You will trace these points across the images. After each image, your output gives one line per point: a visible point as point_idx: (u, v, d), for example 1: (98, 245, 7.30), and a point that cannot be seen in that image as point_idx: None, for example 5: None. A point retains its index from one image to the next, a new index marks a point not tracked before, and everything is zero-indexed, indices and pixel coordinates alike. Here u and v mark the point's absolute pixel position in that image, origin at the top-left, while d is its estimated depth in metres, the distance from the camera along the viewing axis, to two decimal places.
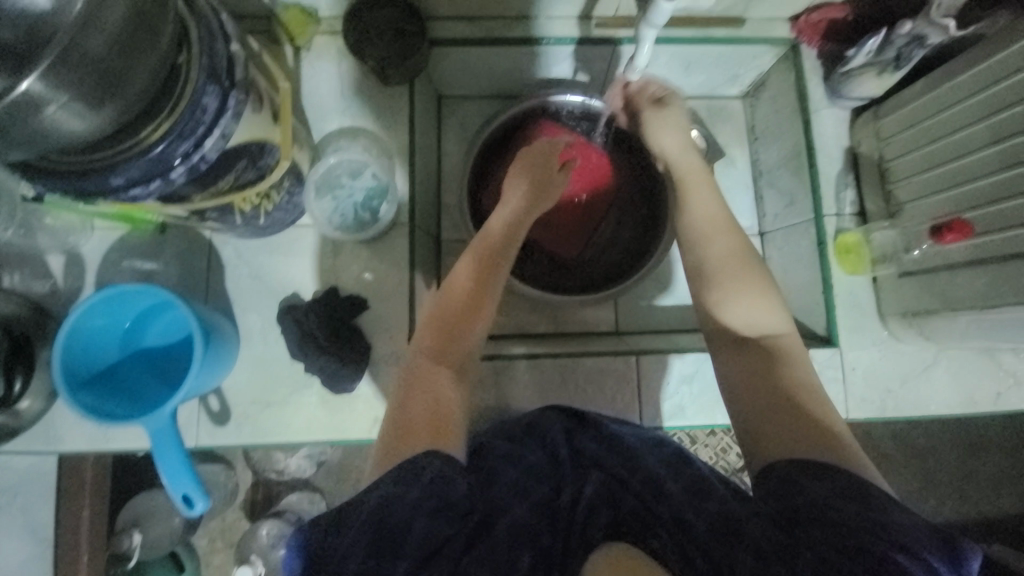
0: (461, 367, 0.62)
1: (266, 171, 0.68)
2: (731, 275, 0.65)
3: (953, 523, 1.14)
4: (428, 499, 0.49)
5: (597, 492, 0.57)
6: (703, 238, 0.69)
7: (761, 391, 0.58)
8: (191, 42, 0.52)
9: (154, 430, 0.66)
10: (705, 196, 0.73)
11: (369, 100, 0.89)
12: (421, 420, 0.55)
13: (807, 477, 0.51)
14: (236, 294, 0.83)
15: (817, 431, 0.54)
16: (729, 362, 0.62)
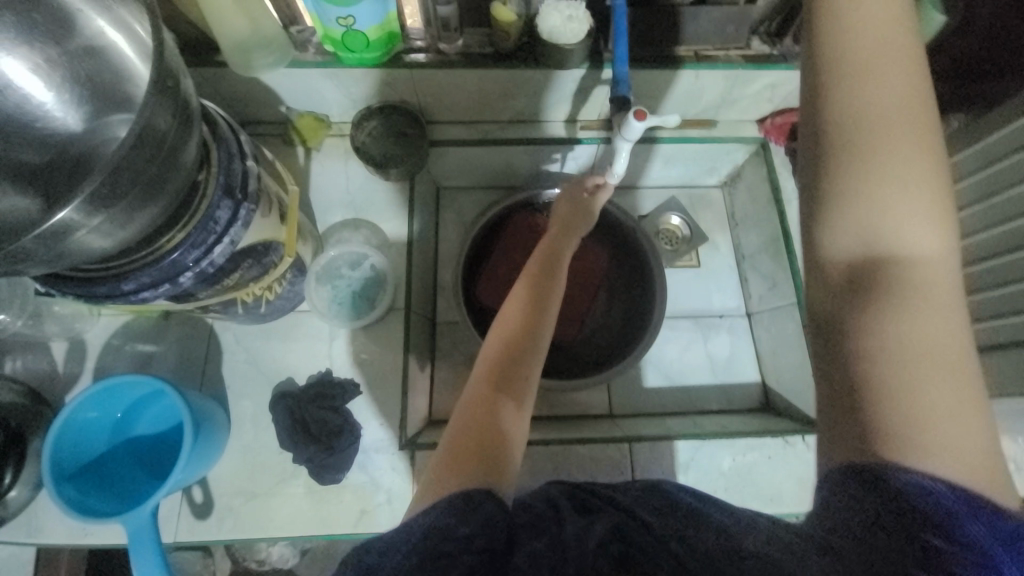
0: (520, 396, 0.58)
1: (271, 266, 0.72)
2: (893, 186, 0.42)
3: None
4: (473, 526, 0.42)
5: (607, 524, 0.45)
6: (877, 117, 0.43)
7: (922, 326, 0.39)
8: (211, 161, 0.58)
9: (133, 529, 0.64)
10: (884, 85, 0.44)
11: (371, 194, 0.96)
12: (481, 457, 0.49)
13: (874, 488, 0.38)
14: (232, 379, 0.84)
15: (959, 366, 0.38)
16: (839, 299, 0.43)
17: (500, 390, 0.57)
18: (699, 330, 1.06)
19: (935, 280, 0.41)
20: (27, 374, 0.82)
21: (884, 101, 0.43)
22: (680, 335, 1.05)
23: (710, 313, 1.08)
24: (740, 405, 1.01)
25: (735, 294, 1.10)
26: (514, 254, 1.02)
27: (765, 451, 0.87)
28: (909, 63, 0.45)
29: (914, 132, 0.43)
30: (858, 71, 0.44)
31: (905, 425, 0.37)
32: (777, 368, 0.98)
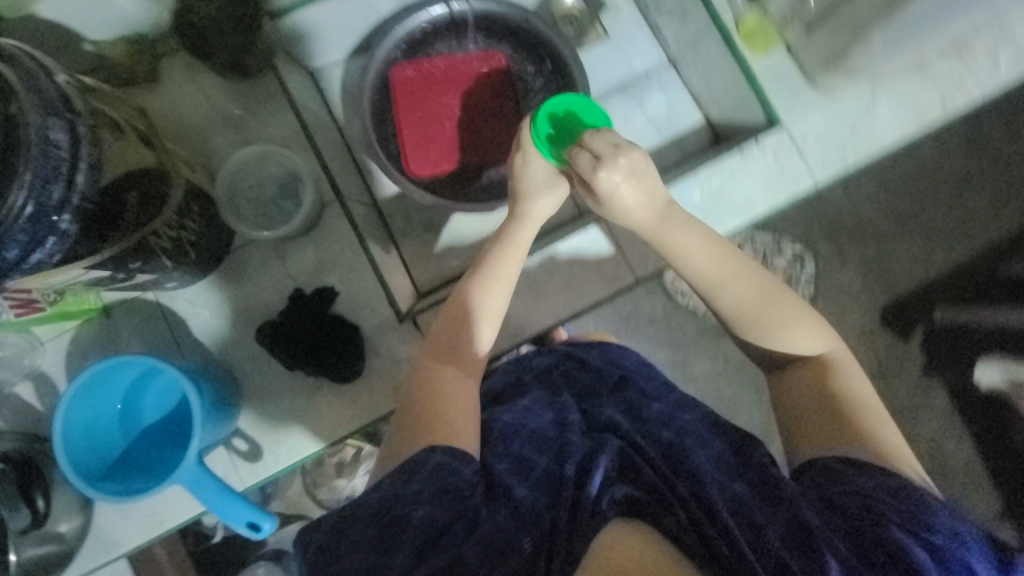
0: (465, 360, 0.68)
1: (166, 197, 0.65)
2: (778, 313, 0.67)
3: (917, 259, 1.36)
4: (426, 493, 0.54)
5: (616, 457, 0.57)
6: (720, 284, 0.66)
7: (805, 420, 0.65)
8: (10, 82, 0.48)
9: (189, 480, 0.65)
10: (692, 244, 0.65)
11: (240, 101, 0.85)
12: (438, 419, 0.62)
13: (852, 472, 0.59)
14: (210, 338, 0.81)
15: (843, 434, 0.62)
16: (789, 378, 0.68)
17: (453, 365, 0.67)
18: (632, 98, 1.02)
19: (825, 380, 0.66)
20: (12, 425, 0.78)
21: (742, 288, 0.66)
22: (616, 111, 1.02)
23: (635, 77, 1.03)
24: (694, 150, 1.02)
25: (653, 47, 1.04)
26: (418, 98, 0.92)
27: (727, 167, 0.86)
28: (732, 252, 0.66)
29: (739, 267, 0.66)
30: (665, 227, 0.65)
31: (806, 441, 0.64)
32: (716, 95, 0.97)
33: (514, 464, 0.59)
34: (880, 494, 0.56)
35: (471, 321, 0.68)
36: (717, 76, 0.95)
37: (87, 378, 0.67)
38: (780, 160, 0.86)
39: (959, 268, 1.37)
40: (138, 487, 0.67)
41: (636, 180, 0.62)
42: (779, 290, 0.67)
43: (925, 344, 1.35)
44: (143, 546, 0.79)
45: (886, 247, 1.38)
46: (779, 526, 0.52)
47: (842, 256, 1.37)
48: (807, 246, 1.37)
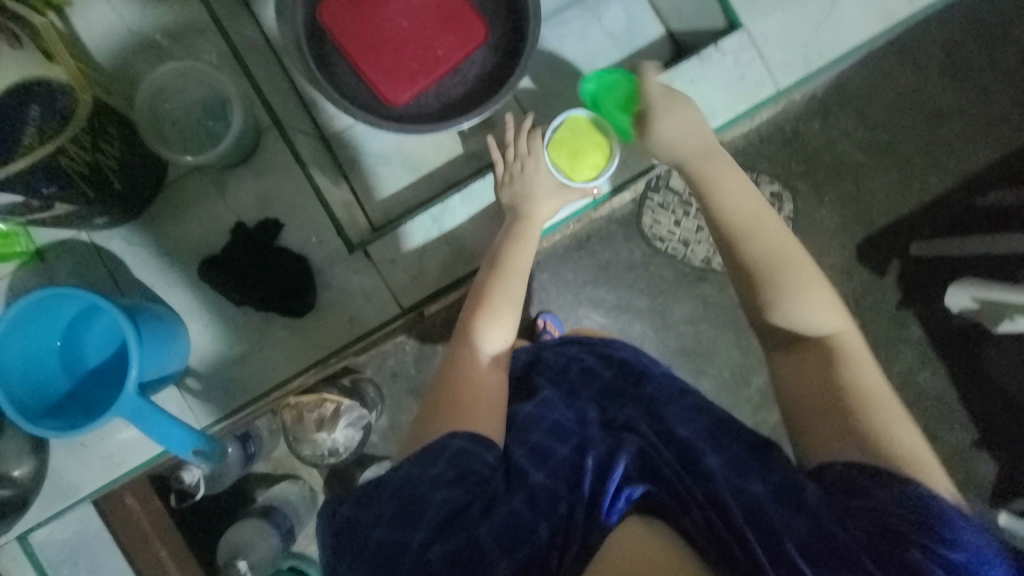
0: (489, 361, 0.68)
1: (70, 112, 0.60)
2: (792, 279, 0.64)
3: (893, 199, 1.35)
4: (443, 477, 0.52)
5: (637, 458, 0.53)
6: (750, 228, 0.66)
7: (817, 407, 0.58)
8: None
9: (130, 411, 0.62)
10: (733, 194, 0.68)
11: (157, 22, 0.78)
12: (464, 408, 0.61)
13: (874, 484, 0.52)
14: (153, 278, 0.77)
15: (856, 428, 0.56)
16: (789, 359, 0.63)
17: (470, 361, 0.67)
18: (589, 12, 0.96)
19: (834, 364, 0.60)
20: None
21: (772, 231, 0.66)
22: (573, 29, 0.96)
23: None
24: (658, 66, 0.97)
25: None
26: (359, 7, 0.82)
27: (684, 75, 0.82)
28: (767, 211, 0.68)
29: (774, 220, 0.67)
30: (701, 160, 0.72)
31: (826, 448, 0.56)
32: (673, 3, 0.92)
33: (532, 453, 0.56)
34: (896, 509, 0.50)
35: (489, 310, 0.70)
36: None
37: (11, 318, 0.63)
38: (741, 65, 0.82)
39: (936, 198, 1.35)
40: (81, 422, 0.64)
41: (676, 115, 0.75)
42: (795, 249, 0.65)
43: (903, 276, 1.34)
44: (102, 490, 0.78)
45: (862, 180, 1.35)
46: (800, 528, 0.48)
47: (820, 193, 1.35)
48: (785, 183, 1.34)
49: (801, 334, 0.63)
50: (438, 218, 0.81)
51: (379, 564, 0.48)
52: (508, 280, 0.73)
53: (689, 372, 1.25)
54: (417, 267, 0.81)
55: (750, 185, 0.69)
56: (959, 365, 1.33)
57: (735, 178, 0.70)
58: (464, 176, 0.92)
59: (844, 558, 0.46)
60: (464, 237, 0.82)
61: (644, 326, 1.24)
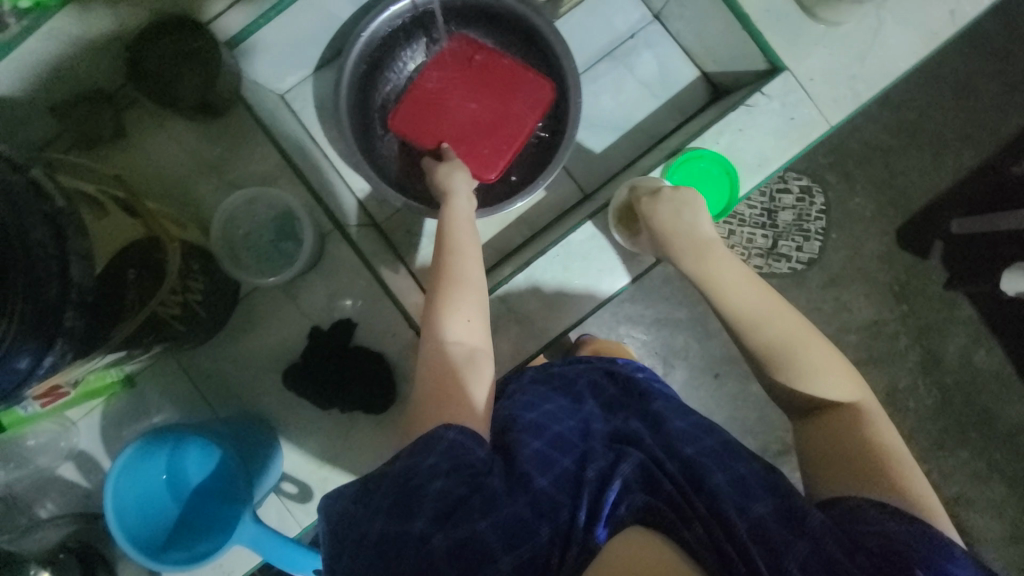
0: (461, 338, 0.67)
1: (160, 268, 0.62)
2: (802, 352, 0.66)
3: (932, 184, 1.32)
4: (442, 466, 0.53)
5: (638, 472, 0.54)
6: (756, 319, 0.69)
7: (830, 458, 0.61)
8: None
9: (251, 538, 0.67)
10: (736, 292, 0.71)
11: (214, 142, 0.81)
12: (445, 398, 0.62)
13: (880, 510, 0.54)
14: (239, 391, 0.80)
15: (868, 471, 0.58)
16: (810, 425, 0.65)
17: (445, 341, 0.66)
18: (619, 63, 0.98)
19: (853, 426, 0.62)
20: (64, 506, 0.79)
21: (774, 320, 0.68)
22: (606, 81, 0.97)
23: (619, 40, 0.98)
24: (695, 107, 0.98)
25: (633, 3, 0.97)
26: (427, 110, 0.87)
27: (734, 125, 0.82)
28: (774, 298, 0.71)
29: (784, 309, 0.69)
30: (706, 262, 0.74)
31: (829, 484, 0.59)
32: (709, 44, 0.91)
33: (537, 454, 0.55)
34: (906, 538, 0.51)
35: (459, 277, 0.71)
36: (708, 25, 0.89)
37: (132, 453, 0.69)
38: (789, 106, 0.81)
39: (970, 174, 1.32)
40: (203, 551, 0.68)
41: (673, 208, 0.76)
42: (801, 325, 0.68)
43: (949, 257, 1.32)
44: None
45: (898, 164, 1.32)
46: (802, 551, 0.48)
47: (851, 181, 1.32)
48: (814, 175, 1.32)
49: (820, 405, 0.65)
50: (503, 298, 0.81)
51: (386, 549, 0.50)
52: (462, 270, 0.71)
53: (738, 379, 1.24)
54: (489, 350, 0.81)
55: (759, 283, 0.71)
56: (1013, 339, 1.31)
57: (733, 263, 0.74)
58: (519, 244, 0.95)
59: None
60: (530, 315, 0.81)
61: (686, 338, 1.24)
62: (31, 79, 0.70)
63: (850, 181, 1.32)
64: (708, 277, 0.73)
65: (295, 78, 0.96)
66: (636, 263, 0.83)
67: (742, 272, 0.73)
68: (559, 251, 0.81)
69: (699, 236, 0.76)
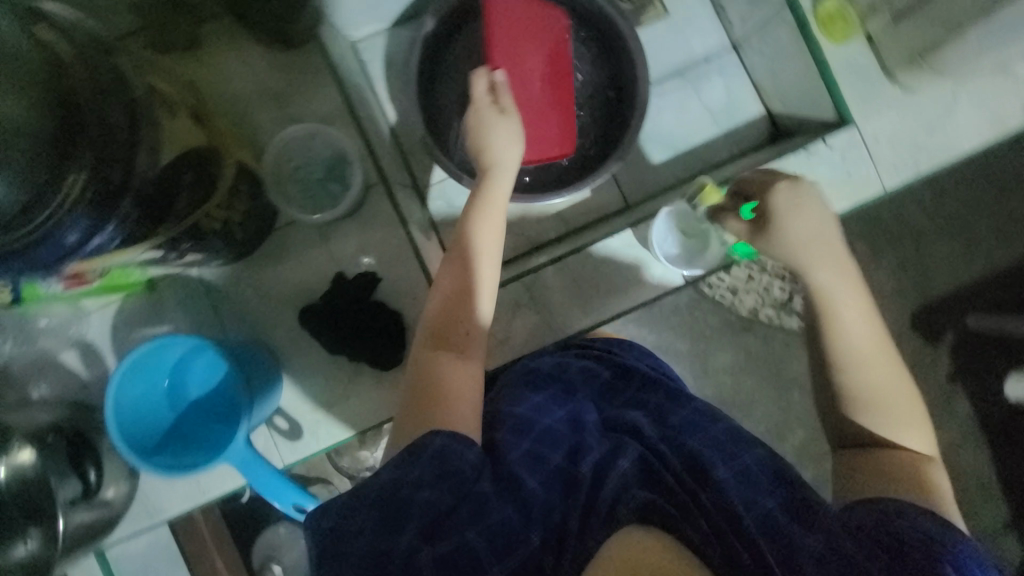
0: (459, 342, 0.64)
1: (215, 180, 0.62)
2: (875, 354, 0.64)
3: (958, 273, 1.32)
4: (428, 478, 0.51)
5: (637, 468, 0.54)
6: (843, 317, 0.64)
7: (882, 472, 0.58)
8: (69, 65, 0.47)
9: (238, 461, 0.66)
10: (829, 279, 0.66)
11: (283, 72, 0.81)
12: (437, 402, 0.59)
13: (897, 511, 0.52)
14: (254, 319, 0.81)
15: (920, 491, 0.56)
16: (864, 433, 0.62)
17: (441, 345, 0.64)
18: (688, 84, 0.98)
19: (910, 461, 0.59)
20: (57, 391, 0.79)
21: (855, 318, 0.64)
22: (672, 99, 0.98)
23: (694, 61, 0.98)
24: (752, 144, 0.98)
25: (716, 30, 0.98)
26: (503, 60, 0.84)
27: (790, 168, 0.82)
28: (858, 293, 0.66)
29: (864, 307, 0.65)
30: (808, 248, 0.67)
31: (865, 488, 0.58)
32: (782, 85, 0.91)
33: (526, 455, 0.55)
34: (923, 535, 0.50)
35: (468, 278, 0.66)
36: (785, 66, 0.89)
37: (126, 372, 0.68)
38: (848, 161, 0.81)
39: (994, 273, 1.32)
40: (188, 462, 0.68)
41: (802, 216, 0.67)
42: (888, 346, 0.64)
43: (956, 348, 1.32)
44: (184, 511, 0.81)
45: (930, 246, 1.32)
46: (814, 546, 0.48)
47: (879, 252, 1.32)
48: (845, 240, 1.32)
49: (878, 439, 0.61)
50: (529, 285, 0.82)
51: (368, 570, 0.47)
52: (476, 273, 0.67)
53: None
54: (503, 332, 0.82)
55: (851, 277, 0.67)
56: (999, 442, 1.32)
57: (848, 275, 0.66)
58: (553, 240, 0.96)
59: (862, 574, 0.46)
60: (553, 305, 0.83)
61: None
62: None
63: (881, 252, 1.32)
64: (806, 262, 0.67)
65: (366, 30, 0.91)
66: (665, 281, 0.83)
67: (853, 286, 0.66)
68: (593, 253, 0.83)
69: (821, 246, 0.67)
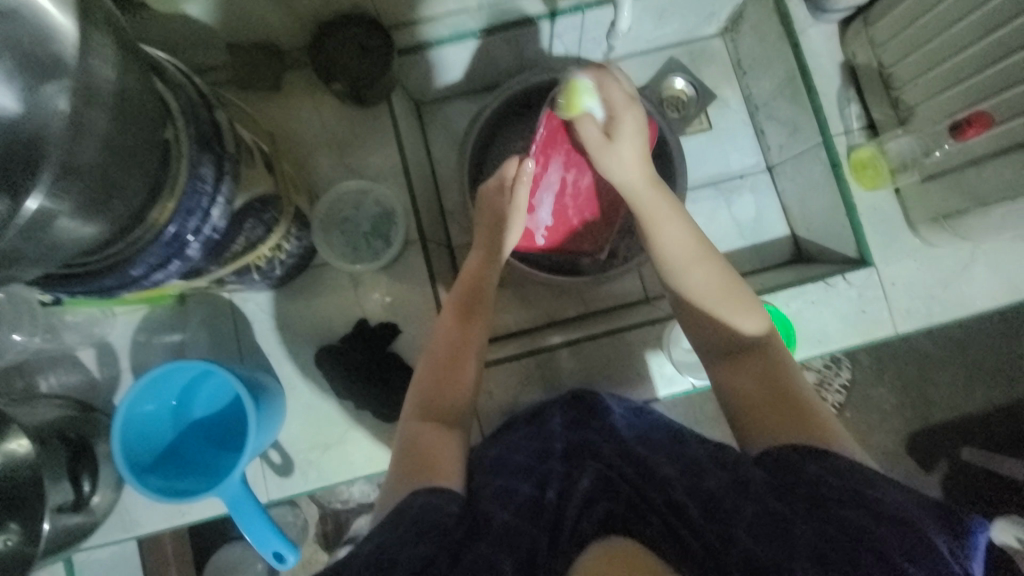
0: (453, 416, 0.65)
1: (273, 221, 0.67)
2: (725, 303, 0.66)
3: (956, 405, 1.33)
4: (411, 533, 0.50)
5: (596, 482, 0.56)
6: (685, 274, 0.68)
7: (762, 406, 0.59)
8: (175, 114, 0.50)
9: (229, 498, 0.66)
10: (669, 233, 0.70)
11: (350, 124, 0.87)
12: (425, 462, 0.59)
13: (804, 460, 0.53)
14: (270, 348, 0.83)
15: (795, 421, 0.57)
16: (764, 412, 0.59)
17: (434, 418, 0.64)
18: (722, 195, 1.05)
19: (772, 374, 0.62)
20: (65, 385, 0.81)
21: (704, 283, 0.67)
22: (703, 205, 1.05)
23: (729, 175, 1.06)
24: (772, 258, 1.03)
25: (753, 149, 1.06)
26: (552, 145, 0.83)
27: (808, 296, 0.85)
28: (705, 247, 0.69)
29: (717, 264, 0.67)
30: (653, 190, 0.71)
31: (760, 433, 0.58)
32: (810, 215, 0.96)
33: (499, 490, 0.57)
34: (826, 477, 0.51)
35: (462, 354, 0.68)
36: (814, 197, 0.94)
37: (137, 392, 0.69)
38: (865, 300, 0.85)
39: (994, 412, 1.33)
40: (180, 489, 0.68)
41: (627, 143, 0.71)
42: (736, 284, 0.67)
43: (946, 479, 1.31)
44: (160, 531, 0.81)
45: (932, 375, 1.34)
46: (750, 515, 0.49)
47: (881, 371, 1.34)
48: (847, 351, 1.34)
49: (740, 345, 0.64)
50: (542, 363, 0.84)
51: None
52: (463, 362, 0.68)
53: None
54: (509, 405, 0.84)
55: (693, 227, 0.70)
56: None
57: (644, 148, 0.73)
58: (568, 318, 0.99)
59: (794, 539, 0.46)
60: (560, 386, 0.84)
61: None
62: (234, 23, 0.78)
63: (881, 371, 1.34)
64: (656, 225, 0.70)
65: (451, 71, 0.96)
66: (677, 381, 0.84)
67: (641, 130, 0.73)
68: (609, 343, 0.85)
69: (623, 117, 0.72)
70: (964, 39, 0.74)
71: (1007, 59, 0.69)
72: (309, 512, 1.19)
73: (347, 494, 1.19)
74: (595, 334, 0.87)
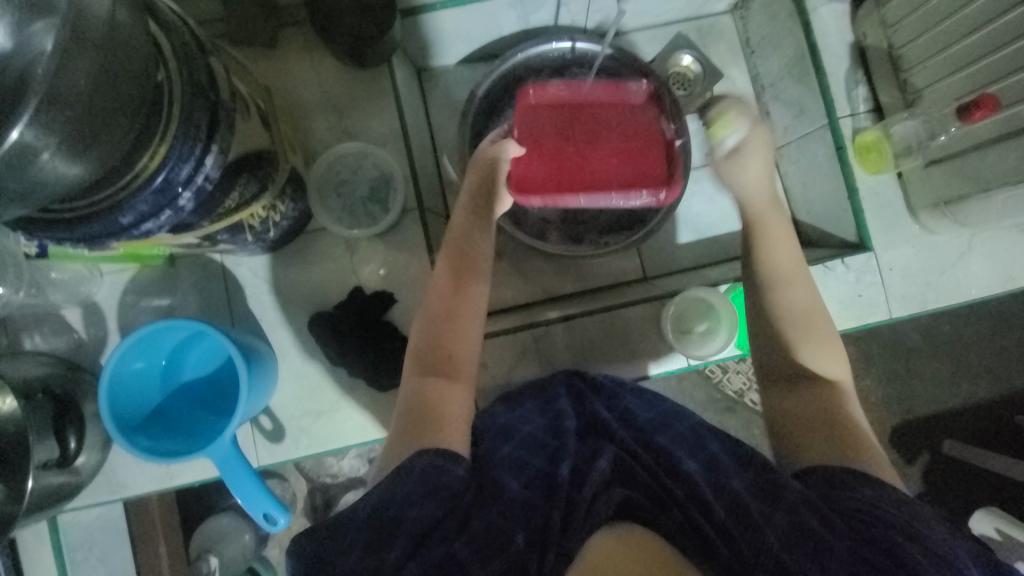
0: (456, 369, 0.63)
1: (267, 180, 0.64)
2: (809, 325, 0.65)
3: (939, 395, 1.35)
4: (419, 492, 0.50)
5: (614, 466, 0.55)
6: (780, 279, 0.67)
7: (811, 425, 0.60)
8: (167, 56, 0.48)
9: (220, 458, 0.66)
10: (774, 249, 0.69)
11: (349, 87, 0.85)
12: (429, 420, 0.58)
13: (856, 480, 0.53)
14: (262, 313, 0.82)
15: (839, 444, 0.57)
16: (818, 434, 0.59)
17: (434, 370, 0.62)
18: None
19: (831, 403, 0.61)
20: (50, 344, 0.79)
21: (800, 303, 0.66)
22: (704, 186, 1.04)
23: None
24: None
25: (757, 132, 1.05)
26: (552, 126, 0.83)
27: None
28: (801, 272, 0.68)
29: (810, 278, 0.68)
30: (767, 209, 0.71)
31: (806, 450, 0.58)
32: (811, 199, 0.96)
33: (510, 457, 0.57)
34: (879, 503, 0.51)
35: (462, 304, 0.66)
36: (816, 182, 0.93)
37: (129, 349, 0.67)
38: (861, 284, 0.85)
39: (976, 405, 1.35)
40: (170, 448, 0.67)
41: (756, 158, 0.71)
42: (824, 314, 0.66)
43: (926, 467, 1.34)
44: (146, 494, 0.80)
45: (916, 366, 1.36)
46: (780, 522, 0.49)
47: (868, 360, 1.35)
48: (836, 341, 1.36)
49: (803, 374, 0.64)
50: (539, 337, 0.84)
51: None
52: (469, 315, 0.66)
53: None
54: (504, 379, 0.83)
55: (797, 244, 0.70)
56: None
57: (768, 165, 0.72)
58: (565, 295, 0.98)
59: (828, 555, 0.46)
60: (556, 361, 0.84)
61: None
62: None
63: (869, 360, 1.35)
64: (753, 246, 0.70)
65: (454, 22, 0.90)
66: (672, 359, 0.84)
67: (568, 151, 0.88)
68: (606, 320, 0.85)
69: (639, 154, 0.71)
70: (975, 21, 0.73)
71: (1015, 43, 0.69)
72: (298, 484, 1.18)
73: (337, 466, 1.18)
74: (592, 310, 0.86)
